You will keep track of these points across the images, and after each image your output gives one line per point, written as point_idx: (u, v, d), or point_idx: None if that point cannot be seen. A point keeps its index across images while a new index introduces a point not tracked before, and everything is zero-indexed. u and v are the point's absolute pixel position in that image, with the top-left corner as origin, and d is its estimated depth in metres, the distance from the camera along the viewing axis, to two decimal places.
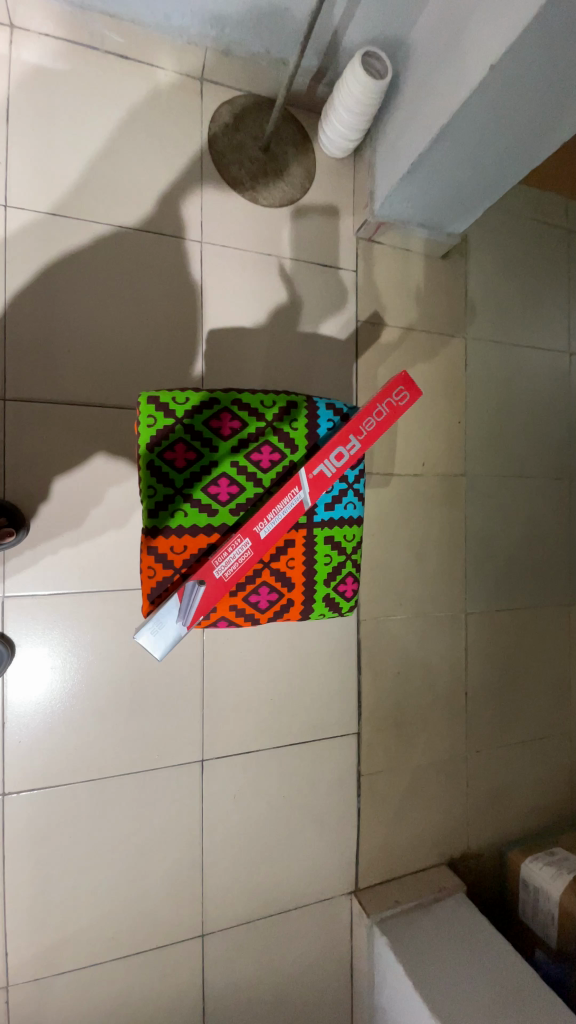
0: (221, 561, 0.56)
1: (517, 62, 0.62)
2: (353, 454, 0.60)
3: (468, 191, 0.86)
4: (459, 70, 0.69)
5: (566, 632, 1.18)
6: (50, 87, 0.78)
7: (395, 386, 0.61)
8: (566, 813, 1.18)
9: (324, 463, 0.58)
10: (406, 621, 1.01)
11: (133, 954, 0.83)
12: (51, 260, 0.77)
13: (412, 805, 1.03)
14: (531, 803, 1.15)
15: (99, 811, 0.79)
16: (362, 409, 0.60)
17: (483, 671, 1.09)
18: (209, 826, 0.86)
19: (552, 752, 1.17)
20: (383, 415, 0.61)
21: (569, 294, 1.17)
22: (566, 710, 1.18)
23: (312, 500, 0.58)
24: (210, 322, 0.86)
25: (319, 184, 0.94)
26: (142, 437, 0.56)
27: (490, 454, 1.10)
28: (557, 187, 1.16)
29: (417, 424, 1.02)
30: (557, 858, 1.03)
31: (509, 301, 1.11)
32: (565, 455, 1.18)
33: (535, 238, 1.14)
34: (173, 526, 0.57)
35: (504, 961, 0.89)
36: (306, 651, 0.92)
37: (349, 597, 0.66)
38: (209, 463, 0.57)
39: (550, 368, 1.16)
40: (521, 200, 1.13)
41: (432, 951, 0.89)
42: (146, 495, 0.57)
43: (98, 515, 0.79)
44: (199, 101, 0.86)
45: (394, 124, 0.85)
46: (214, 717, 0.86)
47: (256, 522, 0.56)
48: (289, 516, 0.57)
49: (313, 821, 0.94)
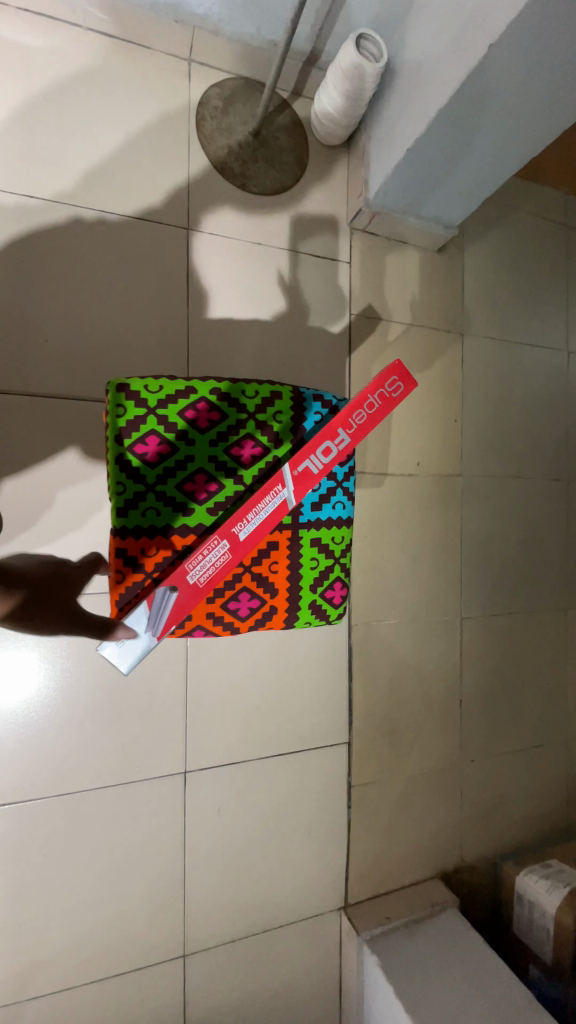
0: (197, 564, 0.60)
1: (514, 44, 0.67)
2: (342, 448, 0.64)
3: (476, 173, 0.91)
4: (458, 51, 0.74)
5: (559, 634, 1.27)
6: (87, 140, 0.88)
7: (389, 376, 0.63)
8: (555, 813, 1.27)
9: (310, 459, 0.62)
10: (400, 626, 1.09)
11: (109, 976, 0.90)
12: (59, 280, 0.85)
13: (403, 815, 1.10)
14: (525, 809, 1.23)
15: (74, 822, 0.87)
16: (353, 401, 0.63)
17: (478, 680, 1.17)
18: (190, 833, 0.94)
19: (545, 759, 1.26)
20: (375, 406, 0.64)
21: (568, 295, 1.28)
22: (557, 714, 1.27)
23: (296, 499, 0.62)
24: (200, 312, 0.94)
25: (311, 172, 1.02)
26: (113, 432, 0.61)
27: (490, 458, 1.19)
28: (556, 182, 1.26)
29: (411, 424, 1.10)
30: (553, 873, 1.10)
31: (509, 300, 1.21)
32: (563, 459, 1.28)
33: (534, 236, 1.24)
34: (148, 524, 0.62)
35: (490, 970, 0.96)
36: (294, 658, 0.99)
37: (336, 606, 0.72)
38: (185, 456, 0.62)
39: (549, 368, 1.26)
40: (518, 198, 1.23)
41: (424, 967, 0.96)
42: (117, 493, 0.61)
43: (69, 511, 0.85)
44: (187, 86, 0.94)
45: (389, 110, 0.92)
46: (196, 721, 0.93)
47: (232, 525, 0.61)
48: (272, 515, 0.61)
49: (298, 829, 1.01)
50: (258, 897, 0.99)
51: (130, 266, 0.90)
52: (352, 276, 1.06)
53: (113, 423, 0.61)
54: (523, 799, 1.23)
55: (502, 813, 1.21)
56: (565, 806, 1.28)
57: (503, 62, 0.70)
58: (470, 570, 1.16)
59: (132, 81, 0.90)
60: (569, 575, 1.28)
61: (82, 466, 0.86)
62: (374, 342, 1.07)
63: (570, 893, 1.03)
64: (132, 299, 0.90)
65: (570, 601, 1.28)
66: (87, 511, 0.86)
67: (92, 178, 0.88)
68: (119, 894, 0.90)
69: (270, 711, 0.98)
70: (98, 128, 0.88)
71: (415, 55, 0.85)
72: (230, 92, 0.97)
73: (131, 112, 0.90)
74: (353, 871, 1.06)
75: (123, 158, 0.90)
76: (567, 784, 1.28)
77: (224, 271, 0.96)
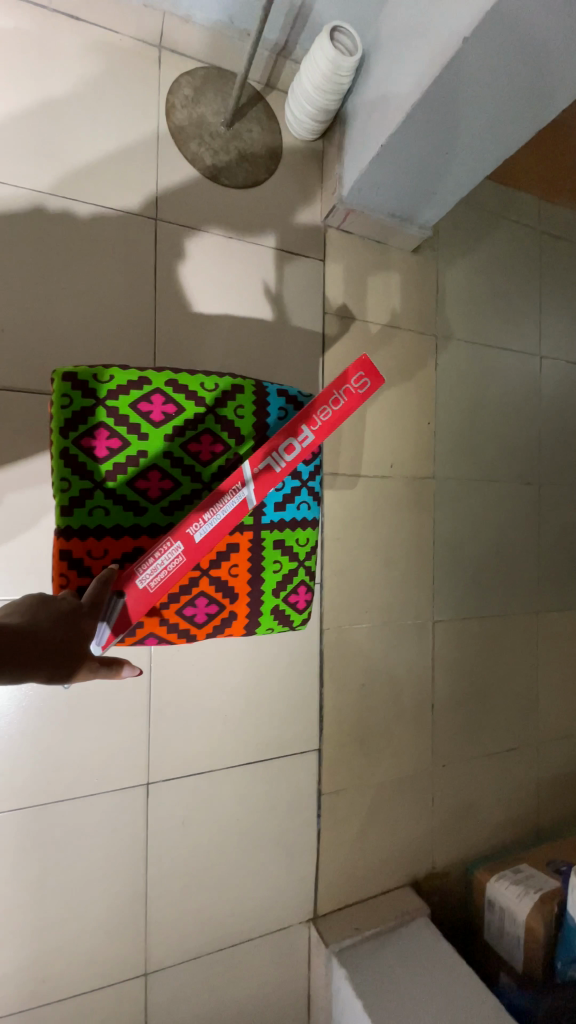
0: (148, 567, 0.56)
1: (488, 41, 0.66)
2: (306, 446, 0.61)
3: (450, 172, 0.91)
4: (432, 46, 0.73)
5: (530, 636, 1.27)
6: (52, 121, 0.84)
7: (354, 371, 0.61)
8: (525, 815, 1.27)
9: (272, 456, 0.60)
10: (372, 629, 1.07)
11: (65, 999, 0.86)
12: (18, 267, 0.81)
13: (373, 822, 1.08)
14: (495, 812, 1.23)
15: (27, 839, 0.82)
16: (318, 397, 0.61)
17: (449, 682, 1.16)
18: (153, 846, 0.90)
19: (515, 762, 1.25)
20: (340, 402, 0.62)
21: (540, 300, 1.29)
22: (528, 716, 1.27)
23: (257, 499, 0.60)
24: (169, 307, 0.91)
25: (285, 166, 1.00)
26: (58, 424, 0.58)
27: (463, 461, 1.19)
28: (529, 188, 1.27)
29: (384, 427, 1.09)
30: (523, 877, 1.10)
31: (483, 304, 1.21)
32: (535, 462, 1.28)
33: (509, 242, 1.25)
34: (96, 522, 0.59)
35: (460, 979, 0.95)
36: (263, 663, 0.97)
37: (300, 610, 0.70)
38: (138, 450, 0.60)
39: (522, 372, 1.27)
40: (493, 202, 1.23)
41: (394, 977, 0.94)
42: (62, 489, 0.58)
43: (24, 510, 0.81)
44: (157, 71, 0.91)
45: (364, 105, 0.90)
46: (160, 731, 0.89)
47: (187, 527, 0.57)
48: (231, 515, 0.59)
49: (265, 839, 0.98)
50: (224, 912, 0.96)
51: (95, 254, 0.86)
52: (325, 274, 1.04)
53: (58, 414, 0.58)
54: (493, 802, 1.23)
55: (472, 817, 1.20)
56: (535, 808, 1.28)
57: (475, 58, 0.69)
58: (442, 572, 1.15)
59: (100, 62, 0.87)
60: (540, 578, 1.29)
61: (42, 463, 0.82)
62: (348, 341, 1.05)
63: (541, 898, 1.03)
64: (98, 289, 0.86)
65: (541, 604, 1.29)
66: (44, 511, 0.82)
67: (56, 162, 0.84)
68: (77, 912, 0.85)
69: (239, 718, 0.95)
70: (64, 109, 0.84)
71: (388, 49, 0.84)
72: (202, 80, 0.94)
73: (99, 94, 0.87)
74: (323, 881, 1.04)
75: (89, 143, 0.86)
76: (536, 786, 1.28)
77: (195, 263, 0.93)
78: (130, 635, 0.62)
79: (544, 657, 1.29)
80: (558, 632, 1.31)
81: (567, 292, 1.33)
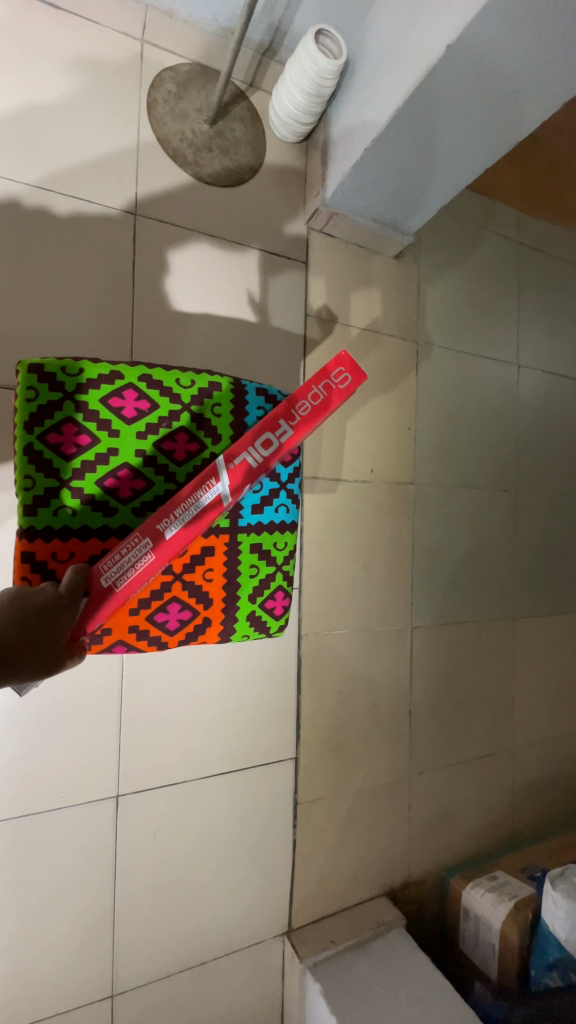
0: (115, 564, 0.54)
1: (471, 50, 0.67)
2: (284, 441, 0.60)
3: (433, 178, 0.91)
4: (416, 53, 0.73)
5: (506, 641, 1.28)
6: (28, 109, 0.81)
7: (333, 367, 0.61)
8: (500, 821, 1.27)
9: (248, 451, 0.59)
10: (350, 635, 1.06)
11: None
12: None
13: (350, 831, 1.07)
14: (471, 818, 1.23)
15: None
16: (296, 392, 0.60)
17: (426, 688, 1.16)
18: (122, 861, 0.86)
19: (491, 768, 1.26)
20: (319, 398, 0.61)
21: (518, 311, 1.31)
22: (504, 722, 1.28)
23: (231, 494, 0.58)
24: (148, 307, 0.89)
25: (268, 168, 1.00)
26: (23, 419, 0.55)
27: (443, 467, 1.19)
28: (508, 201, 1.29)
29: (365, 433, 1.08)
30: (498, 884, 1.09)
31: (464, 313, 1.22)
32: (512, 470, 1.30)
33: (489, 252, 1.27)
34: (60, 523, 0.56)
35: (436, 990, 0.94)
36: (240, 670, 0.95)
37: (277, 616, 0.69)
38: (108, 448, 0.57)
39: (501, 381, 1.28)
40: (473, 213, 1.25)
41: (369, 991, 0.93)
42: (25, 487, 0.55)
43: None
44: (139, 66, 0.89)
45: (348, 110, 0.90)
46: (132, 742, 0.86)
47: (157, 521, 0.56)
48: (205, 510, 0.57)
49: (240, 852, 0.96)
50: (196, 929, 0.93)
51: (73, 249, 0.83)
52: (308, 279, 1.04)
53: (23, 408, 0.55)
54: (469, 808, 1.23)
55: (449, 824, 1.20)
56: (510, 814, 1.28)
57: (459, 67, 0.69)
58: (421, 579, 1.15)
59: (80, 53, 0.84)
60: (516, 584, 1.30)
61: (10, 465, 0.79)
62: (330, 346, 1.05)
63: (516, 905, 1.03)
64: (76, 284, 0.84)
65: (517, 610, 1.30)
66: (12, 512, 0.79)
67: (33, 154, 0.81)
68: (40, 933, 0.81)
69: (214, 728, 0.93)
70: (41, 99, 0.82)
71: (373, 54, 0.84)
72: (185, 76, 0.92)
73: (78, 85, 0.84)
74: (298, 892, 1.02)
75: (69, 137, 0.84)
76: (511, 792, 1.29)
77: (175, 261, 0.91)
78: (97, 642, 0.60)
79: (520, 663, 1.30)
80: (533, 638, 1.32)
81: (544, 303, 1.35)
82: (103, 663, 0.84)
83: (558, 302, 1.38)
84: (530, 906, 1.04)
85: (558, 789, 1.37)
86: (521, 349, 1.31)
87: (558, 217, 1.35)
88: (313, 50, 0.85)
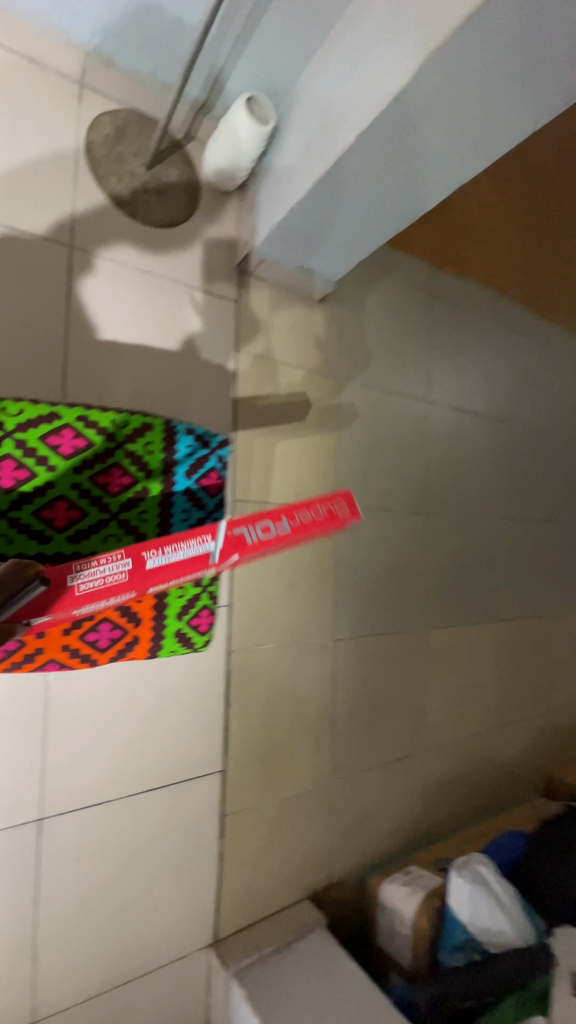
0: (93, 574, 0.57)
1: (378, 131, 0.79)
2: (280, 537, 0.61)
3: (352, 232, 1.03)
4: (334, 133, 0.84)
5: (419, 650, 1.39)
6: None
7: (338, 497, 0.63)
8: (415, 818, 1.37)
9: (247, 528, 0.60)
10: (277, 648, 1.12)
11: None
12: None
13: (275, 838, 1.12)
14: (388, 817, 1.32)
15: None
16: (301, 501, 0.62)
17: (348, 695, 1.24)
18: (43, 885, 0.86)
19: (407, 769, 1.36)
20: (320, 515, 0.62)
21: (429, 350, 1.46)
22: (418, 725, 1.38)
23: (218, 557, 0.60)
24: (83, 334, 0.92)
25: (202, 210, 1.07)
26: None
27: (362, 490, 1.30)
28: (419, 253, 1.45)
29: (291, 458, 1.17)
30: (411, 877, 1.18)
31: (380, 351, 1.35)
32: (424, 493, 1.43)
33: (402, 297, 1.41)
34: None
35: (353, 982, 1.00)
36: (169, 685, 0.98)
37: (202, 632, 0.78)
38: (45, 482, 0.65)
39: (414, 413, 1.42)
40: (390, 261, 1.39)
41: (291, 991, 0.97)
42: None
43: None
44: (78, 107, 0.93)
45: (276, 168, 1.00)
46: (57, 761, 0.87)
47: (145, 548, 0.59)
48: (190, 559, 0.60)
49: (166, 866, 0.98)
50: (119, 948, 0.93)
51: (7, 275, 0.86)
52: (240, 314, 1.11)
53: None
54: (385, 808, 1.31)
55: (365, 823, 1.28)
56: (420, 810, 1.39)
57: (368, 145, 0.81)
58: (342, 595, 1.24)
59: (17, 88, 0.88)
60: (427, 597, 1.42)
61: None
62: (260, 378, 1.13)
63: (426, 895, 1.12)
64: (9, 309, 0.85)
65: (428, 621, 1.42)
66: None
67: None
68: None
69: (142, 743, 0.95)
70: None
71: (299, 125, 0.95)
72: (123, 120, 0.98)
73: (15, 118, 0.87)
74: (224, 902, 1.05)
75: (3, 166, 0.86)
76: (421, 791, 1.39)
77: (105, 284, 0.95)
78: (28, 661, 0.68)
79: (431, 669, 1.42)
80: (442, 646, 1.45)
81: (454, 346, 1.51)
82: (22, 683, 0.84)
83: (464, 344, 1.55)
84: (437, 893, 1.14)
85: (463, 786, 1.49)
86: (431, 385, 1.46)
87: (461, 271, 1.53)
88: (247, 114, 0.93)
